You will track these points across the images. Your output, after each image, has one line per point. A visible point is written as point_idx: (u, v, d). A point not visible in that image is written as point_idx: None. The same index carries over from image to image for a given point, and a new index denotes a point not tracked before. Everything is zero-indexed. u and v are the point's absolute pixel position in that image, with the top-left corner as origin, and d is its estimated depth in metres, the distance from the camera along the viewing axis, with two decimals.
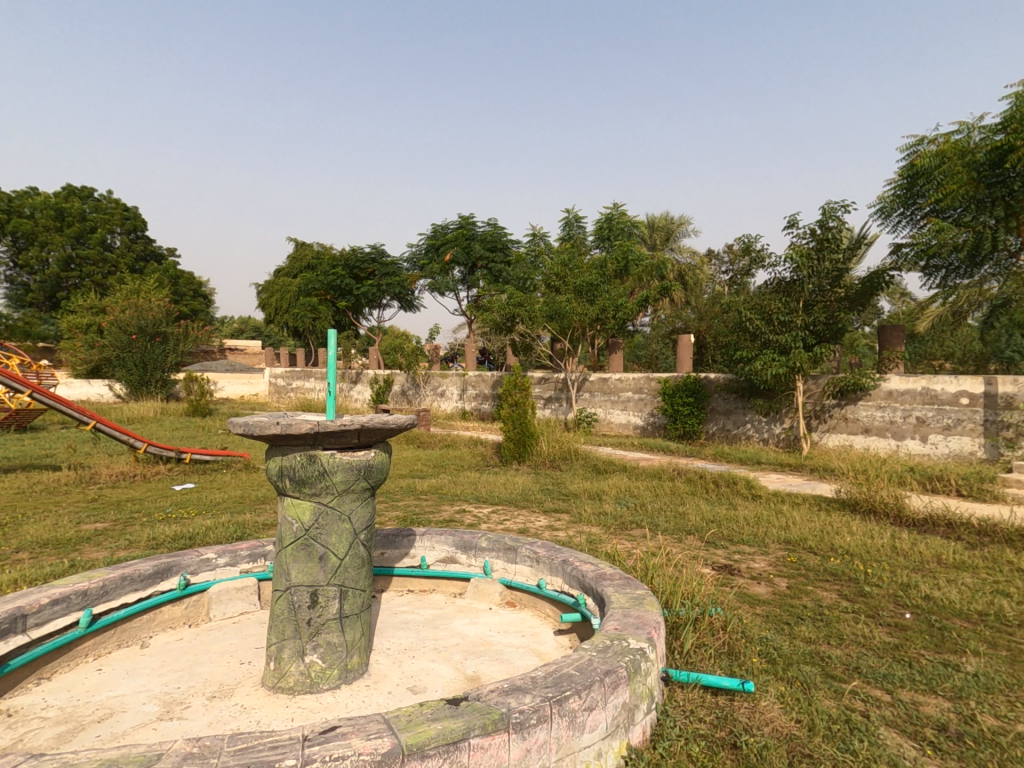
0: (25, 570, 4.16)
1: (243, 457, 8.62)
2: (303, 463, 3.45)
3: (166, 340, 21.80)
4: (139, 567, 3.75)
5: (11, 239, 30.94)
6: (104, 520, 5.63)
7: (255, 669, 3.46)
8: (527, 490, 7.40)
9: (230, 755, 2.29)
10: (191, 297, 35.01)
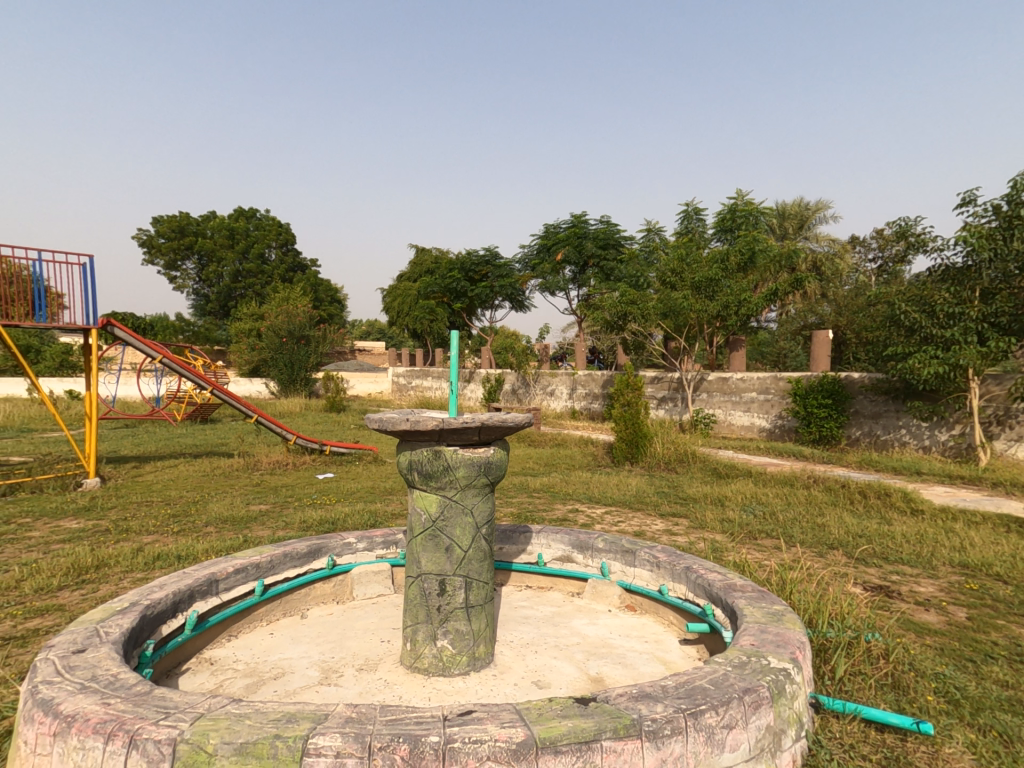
0: (213, 541, 4.87)
1: (373, 451, 9.38)
2: (429, 458, 3.68)
3: (309, 343, 24.42)
4: (296, 546, 4.21)
5: (196, 258, 36.38)
6: (267, 502, 6.44)
7: (394, 647, 3.75)
8: (641, 492, 7.20)
9: (383, 723, 2.51)
10: (328, 302, 38.94)
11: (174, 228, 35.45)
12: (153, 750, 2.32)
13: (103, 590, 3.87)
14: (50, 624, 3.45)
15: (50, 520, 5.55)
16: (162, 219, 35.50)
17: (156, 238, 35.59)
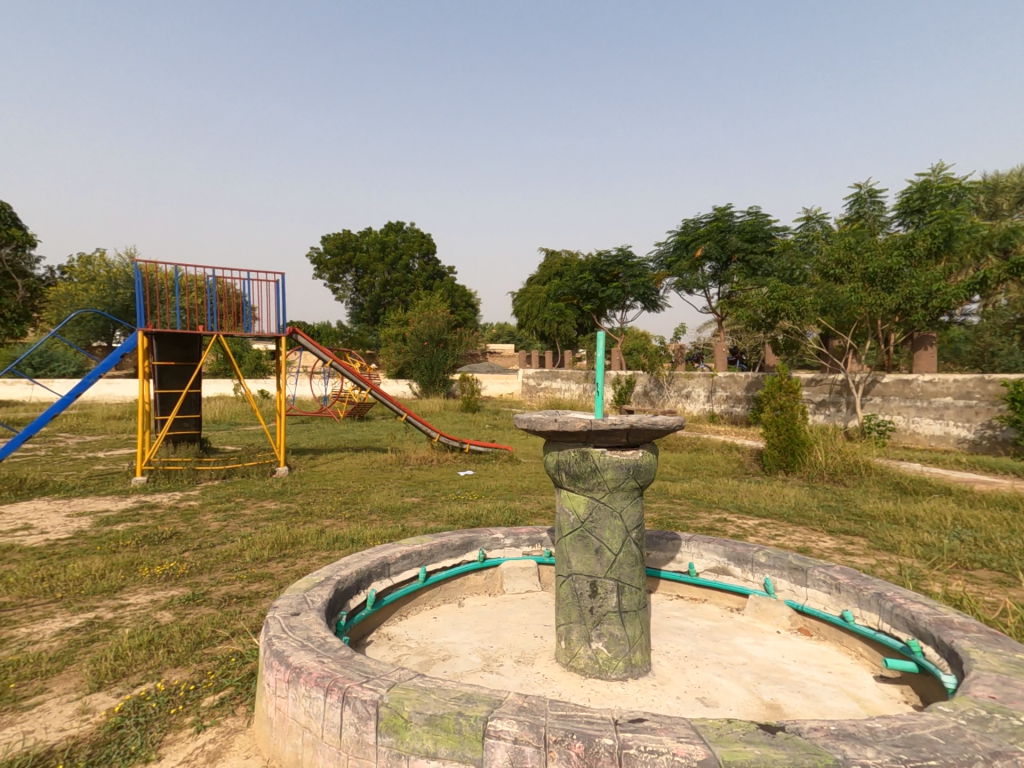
0: (377, 527, 5.31)
1: (508, 450, 9.69)
2: (577, 459, 3.64)
3: (447, 345, 26.01)
4: (451, 537, 4.40)
5: (352, 271, 40.63)
6: (417, 495, 6.90)
7: (547, 643, 3.74)
8: (803, 505, 6.58)
9: (555, 717, 2.48)
10: (463, 308, 41.56)
11: (338, 245, 39.96)
12: (362, 708, 2.54)
13: (299, 565, 4.42)
14: (266, 588, 4.08)
15: (255, 500, 6.47)
16: (329, 237, 40.24)
17: (323, 255, 40.50)
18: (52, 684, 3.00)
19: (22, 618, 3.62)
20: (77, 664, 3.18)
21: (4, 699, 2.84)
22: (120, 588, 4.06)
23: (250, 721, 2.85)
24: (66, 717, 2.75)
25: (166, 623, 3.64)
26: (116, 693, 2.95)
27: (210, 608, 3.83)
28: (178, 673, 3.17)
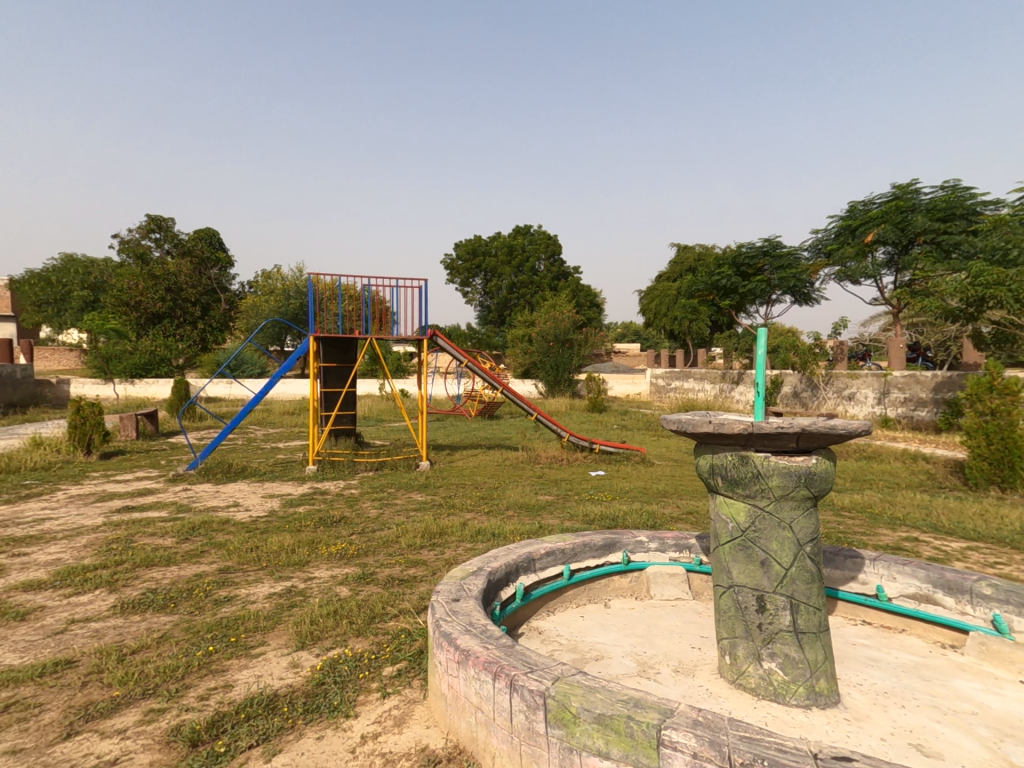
0: (515, 523, 5.43)
1: (640, 452, 9.54)
2: (735, 463, 3.31)
3: (572, 346, 26.18)
4: (593, 538, 4.36)
5: (481, 275, 42.94)
6: (551, 493, 7.00)
7: (707, 656, 3.52)
8: (1019, 535, 5.59)
9: (740, 737, 2.25)
10: (588, 307, 41.97)
11: (469, 251, 42.32)
12: (528, 697, 2.56)
13: (449, 554, 4.70)
14: (422, 574, 4.41)
15: (405, 491, 7.03)
16: (461, 244, 42.75)
17: (455, 261, 43.19)
18: (269, 638, 3.58)
19: (241, 580, 4.35)
20: (284, 624, 3.73)
21: (240, 645, 3.47)
22: (307, 562, 4.65)
23: (426, 693, 3.13)
24: (283, 667, 3.28)
25: (345, 597, 4.09)
26: (317, 654, 3.45)
27: (379, 587, 4.23)
28: (361, 642, 3.60)
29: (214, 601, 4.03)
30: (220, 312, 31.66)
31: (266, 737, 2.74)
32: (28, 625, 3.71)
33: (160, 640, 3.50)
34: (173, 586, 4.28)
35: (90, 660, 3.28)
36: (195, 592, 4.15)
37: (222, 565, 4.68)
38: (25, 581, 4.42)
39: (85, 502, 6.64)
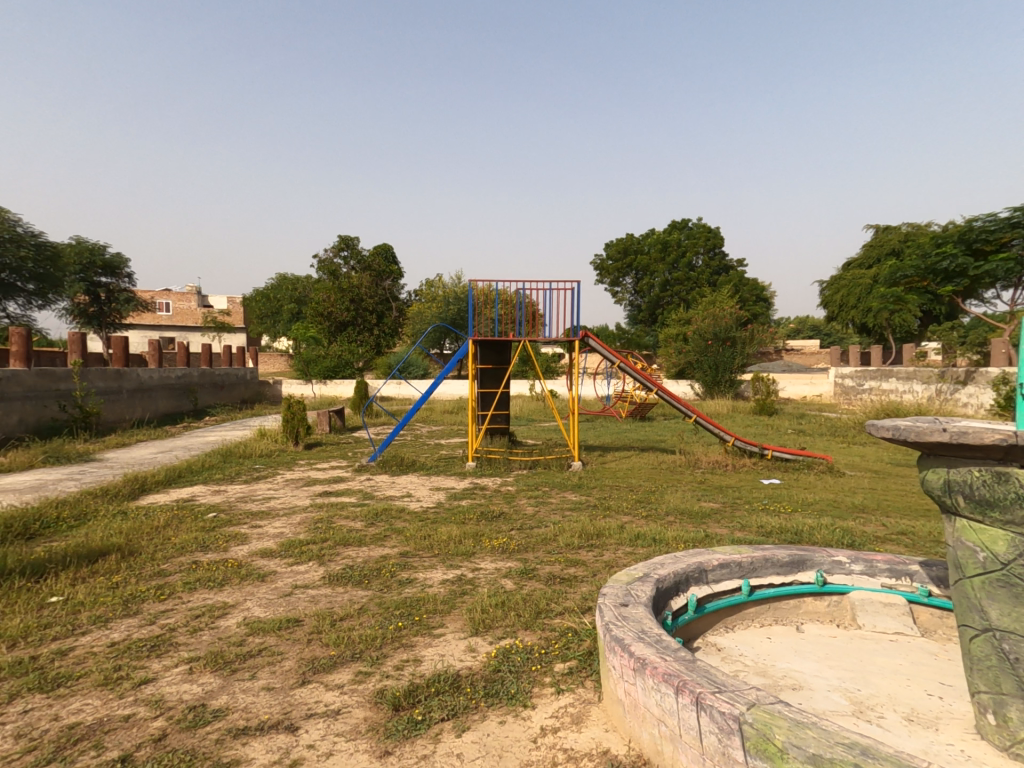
0: (677, 530, 5.10)
1: (827, 459, 8.52)
2: (987, 481, 2.55)
3: (734, 344, 24.47)
4: (778, 552, 3.85)
5: (632, 274, 42.52)
6: (716, 501, 6.48)
7: (954, 710, 2.84)
8: None
9: None
10: (752, 303, 39.23)
11: (620, 250, 42.23)
12: (720, 720, 2.23)
13: (608, 557, 4.61)
14: (581, 574, 4.34)
15: (559, 490, 7.09)
16: (612, 244, 42.61)
17: (606, 261, 43.35)
18: (447, 621, 3.86)
19: (419, 564, 4.76)
20: (458, 609, 3.99)
21: (423, 624, 3.84)
22: (473, 554, 4.89)
23: (601, 694, 3.00)
24: (461, 651, 3.49)
25: (511, 590, 4.19)
26: (491, 641, 3.58)
27: (541, 584, 4.25)
28: (530, 635, 3.63)
29: (398, 581, 4.49)
30: (392, 319, 36.18)
31: (455, 713, 2.95)
32: (267, 587, 4.64)
33: (360, 611, 4.08)
34: (366, 563, 4.88)
35: (311, 621, 4.04)
36: (383, 571, 4.66)
37: (403, 549, 5.12)
38: (262, 549, 5.44)
39: (296, 485, 7.93)
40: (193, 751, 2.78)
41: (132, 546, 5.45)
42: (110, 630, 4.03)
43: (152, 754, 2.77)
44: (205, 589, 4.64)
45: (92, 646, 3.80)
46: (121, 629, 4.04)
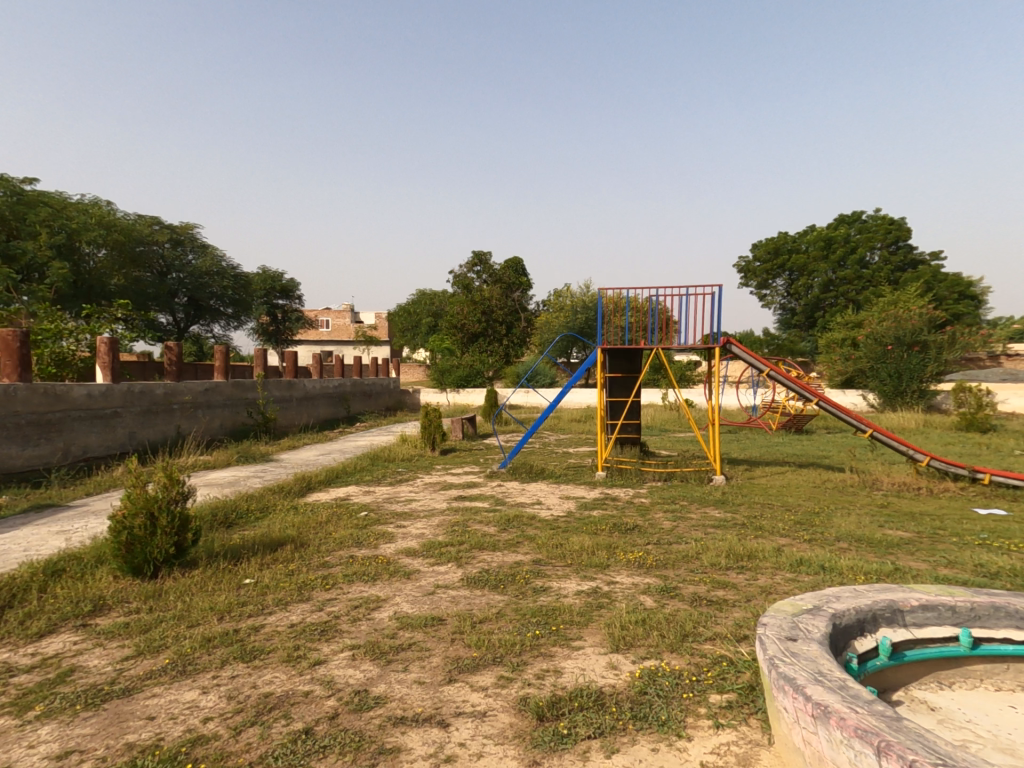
0: (854, 558, 4.59)
1: None
2: None
3: (925, 349, 21.33)
4: (1014, 601, 3.07)
5: (787, 275, 39.05)
6: (905, 530, 5.60)
7: None
8: None
9: None
10: (952, 299, 33.33)
11: (771, 250, 39.42)
12: None
13: (763, 582, 4.25)
14: (733, 598, 3.99)
15: (698, 505, 6.65)
16: (759, 244, 39.73)
17: (753, 262, 40.54)
18: (585, 635, 3.76)
19: (552, 573, 4.76)
20: (596, 623, 3.88)
21: (560, 635, 3.80)
22: (608, 567, 4.73)
23: (772, 737, 2.61)
24: (602, 667, 3.33)
25: (651, 608, 3.95)
26: (633, 660, 3.38)
27: (684, 604, 3.96)
28: (676, 659, 3.35)
29: (533, 588, 4.52)
30: (519, 329, 37.55)
31: (602, 732, 2.80)
32: (412, 584, 5.04)
33: (498, 615, 4.21)
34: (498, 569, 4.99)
35: (453, 620, 4.33)
36: (517, 579, 4.72)
37: (534, 557, 5.16)
38: (406, 548, 5.86)
39: (434, 488, 8.46)
40: (361, 732, 3.18)
41: (302, 538, 6.21)
42: (289, 612, 4.80)
43: (329, 728, 3.25)
44: (361, 582, 5.18)
45: (278, 625, 4.60)
46: (297, 612, 4.78)
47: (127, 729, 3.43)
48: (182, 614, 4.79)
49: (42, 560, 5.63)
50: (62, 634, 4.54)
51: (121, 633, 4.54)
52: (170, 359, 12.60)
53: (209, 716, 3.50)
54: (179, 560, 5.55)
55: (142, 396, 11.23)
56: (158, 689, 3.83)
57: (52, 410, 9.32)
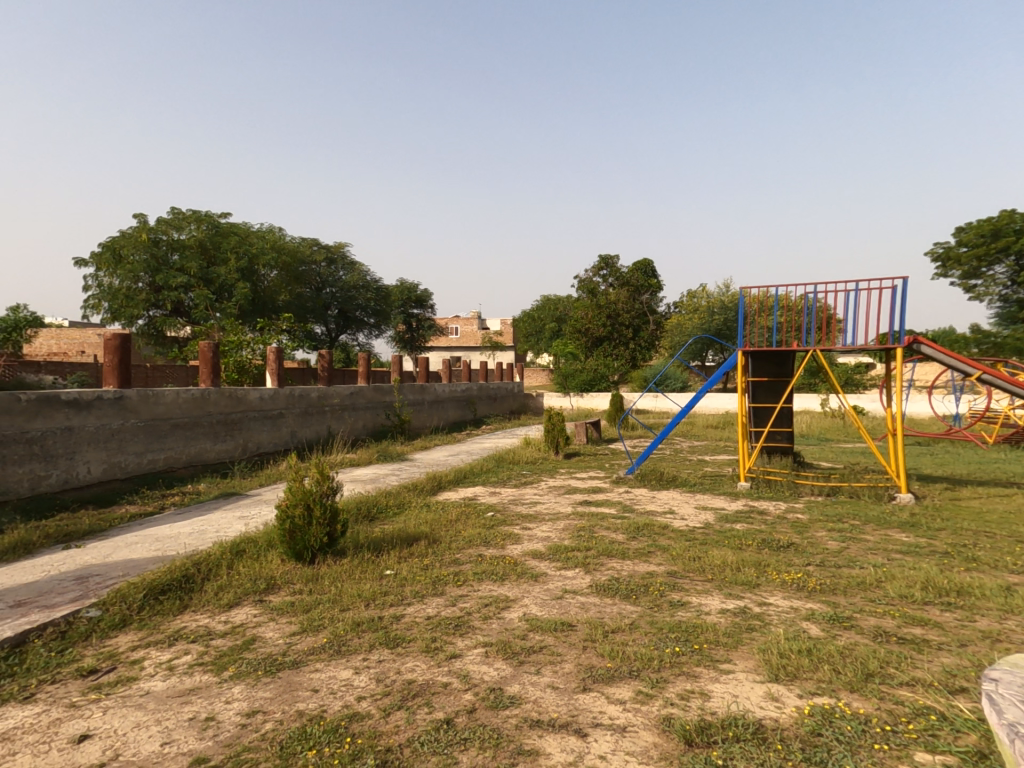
0: None
1: None
2: None
3: None
4: None
5: None
6: None
7: None
8: None
9: None
10: None
11: None
12: None
13: (983, 623, 3.88)
14: (939, 640, 3.61)
15: (877, 529, 6.37)
16: None
17: None
18: (734, 658, 3.51)
19: (690, 588, 4.60)
20: (747, 647, 3.62)
21: (705, 656, 3.54)
22: (757, 586, 4.58)
23: None
24: (761, 697, 3.06)
25: (821, 638, 3.68)
26: (800, 694, 3.07)
27: (864, 638, 3.68)
28: (862, 702, 3.00)
29: (669, 602, 4.35)
30: (647, 332, 36.60)
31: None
32: (540, 587, 5.07)
33: (631, 627, 4.06)
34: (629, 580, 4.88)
35: (584, 627, 4.25)
36: (649, 589, 4.61)
37: (668, 569, 5.07)
38: (533, 550, 5.94)
39: (558, 492, 8.51)
40: (498, 729, 3.23)
41: (434, 534, 6.57)
42: (426, 605, 5.09)
43: (468, 722, 3.36)
44: (490, 581, 5.34)
45: (416, 616, 4.89)
46: (433, 605, 5.05)
47: (297, 697, 3.87)
48: (336, 598, 5.33)
49: (229, 540, 6.66)
50: (246, 607, 5.32)
51: (289, 611, 5.17)
52: (324, 366, 14.21)
53: (362, 695, 3.81)
54: (331, 548, 6.20)
55: (301, 399, 12.81)
56: (320, 664, 4.27)
57: (235, 411, 11.05)
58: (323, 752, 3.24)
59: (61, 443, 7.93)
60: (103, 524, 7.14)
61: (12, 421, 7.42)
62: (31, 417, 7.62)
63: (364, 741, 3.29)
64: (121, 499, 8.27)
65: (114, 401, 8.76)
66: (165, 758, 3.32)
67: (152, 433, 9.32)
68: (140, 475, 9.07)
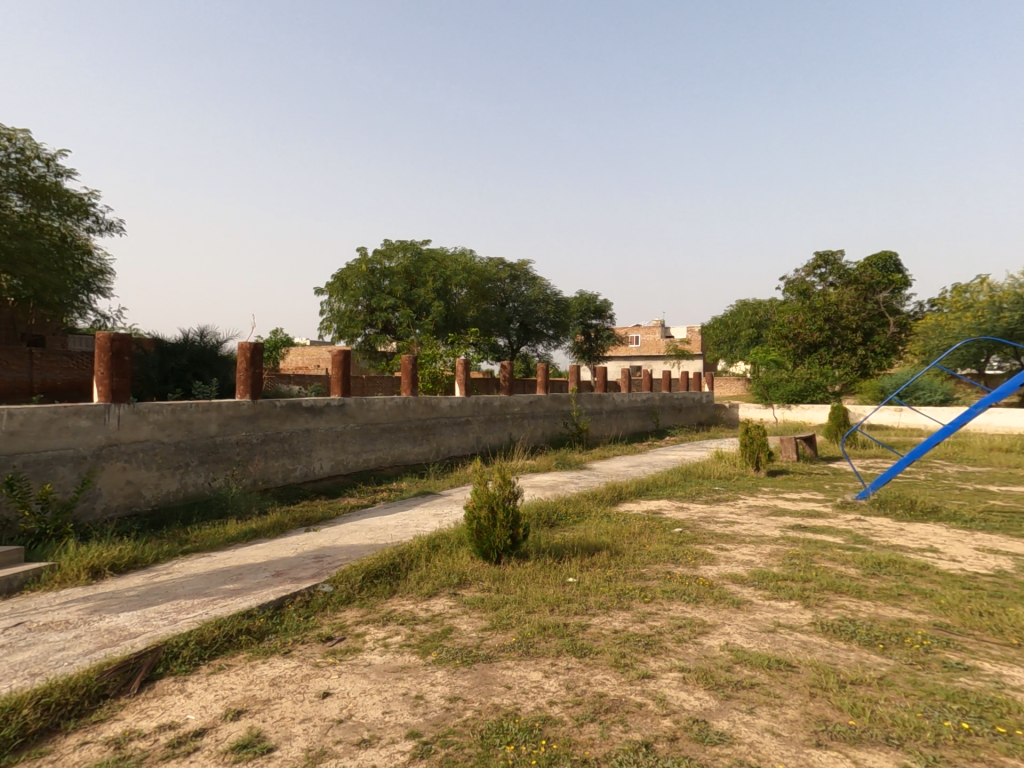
0: None
1: None
2: None
3: None
4: None
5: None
6: None
7: None
8: None
9: None
10: None
11: None
12: None
13: None
14: None
15: None
16: None
17: None
18: None
19: (982, 652, 4.02)
20: None
21: (1017, 745, 2.99)
22: None
23: None
24: None
25: None
26: None
27: None
28: None
29: (943, 664, 3.85)
30: (887, 335, 31.76)
31: None
32: (744, 616, 4.75)
33: (882, 685, 3.59)
34: (872, 625, 4.41)
35: (810, 672, 3.81)
36: (907, 642, 4.13)
37: (931, 618, 4.58)
38: (731, 575, 5.65)
39: (761, 515, 8.04)
40: None
41: (617, 546, 6.53)
42: (611, 618, 5.03)
43: (671, 750, 3.20)
44: (682, 602, 5.12)
45: (602, 628, 4.85)
46: (620, 619, 4.96)
47: (492, 691, 4.09)
48: (521, 599, 5.55)
49: (426, 535, 7.42)
50: (442, 598, 5.84)
51: (479, 606, 5.54)
52: (506, 375, 15.18)
53: (553, 700, 3.88)
54: (514, 550, 6.53)
55: (485, 406, 13.85)
56: (510, 662, 4.47)
57: (430, 417, 12.36)
58: (521, 750, 3.36)
59: (302, 442, 9.72)
60: (332, 512, 8.55)
61: (271, 422, 9.30)
62: (283, 420, 9.46)
63: (560, 748, 3.34)
64: (344, 491, 9.83)
65: (339, 408, 10.41)
66: (386, 726, 3.76)
67: (366, 435, 10.90)
68: (358, 470, 10.70)
